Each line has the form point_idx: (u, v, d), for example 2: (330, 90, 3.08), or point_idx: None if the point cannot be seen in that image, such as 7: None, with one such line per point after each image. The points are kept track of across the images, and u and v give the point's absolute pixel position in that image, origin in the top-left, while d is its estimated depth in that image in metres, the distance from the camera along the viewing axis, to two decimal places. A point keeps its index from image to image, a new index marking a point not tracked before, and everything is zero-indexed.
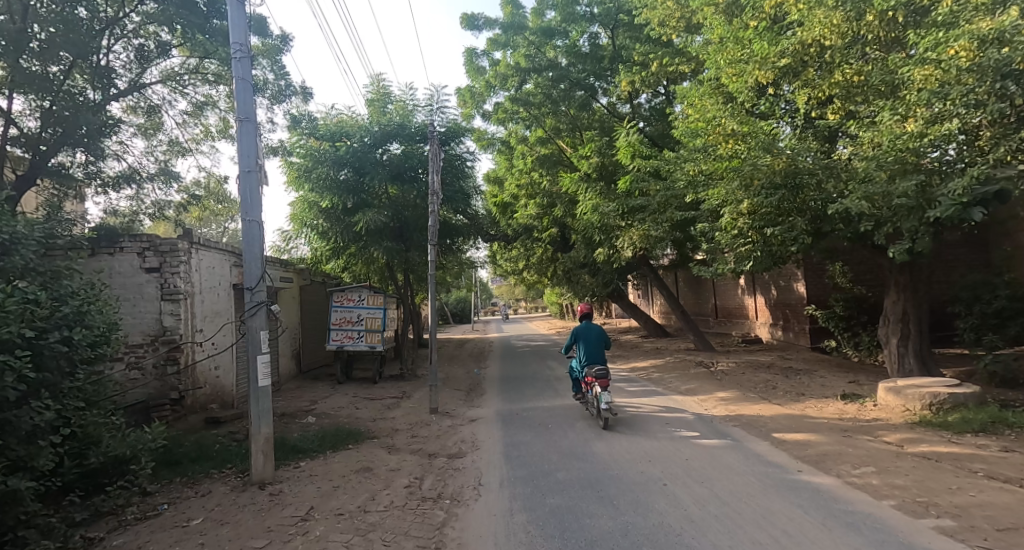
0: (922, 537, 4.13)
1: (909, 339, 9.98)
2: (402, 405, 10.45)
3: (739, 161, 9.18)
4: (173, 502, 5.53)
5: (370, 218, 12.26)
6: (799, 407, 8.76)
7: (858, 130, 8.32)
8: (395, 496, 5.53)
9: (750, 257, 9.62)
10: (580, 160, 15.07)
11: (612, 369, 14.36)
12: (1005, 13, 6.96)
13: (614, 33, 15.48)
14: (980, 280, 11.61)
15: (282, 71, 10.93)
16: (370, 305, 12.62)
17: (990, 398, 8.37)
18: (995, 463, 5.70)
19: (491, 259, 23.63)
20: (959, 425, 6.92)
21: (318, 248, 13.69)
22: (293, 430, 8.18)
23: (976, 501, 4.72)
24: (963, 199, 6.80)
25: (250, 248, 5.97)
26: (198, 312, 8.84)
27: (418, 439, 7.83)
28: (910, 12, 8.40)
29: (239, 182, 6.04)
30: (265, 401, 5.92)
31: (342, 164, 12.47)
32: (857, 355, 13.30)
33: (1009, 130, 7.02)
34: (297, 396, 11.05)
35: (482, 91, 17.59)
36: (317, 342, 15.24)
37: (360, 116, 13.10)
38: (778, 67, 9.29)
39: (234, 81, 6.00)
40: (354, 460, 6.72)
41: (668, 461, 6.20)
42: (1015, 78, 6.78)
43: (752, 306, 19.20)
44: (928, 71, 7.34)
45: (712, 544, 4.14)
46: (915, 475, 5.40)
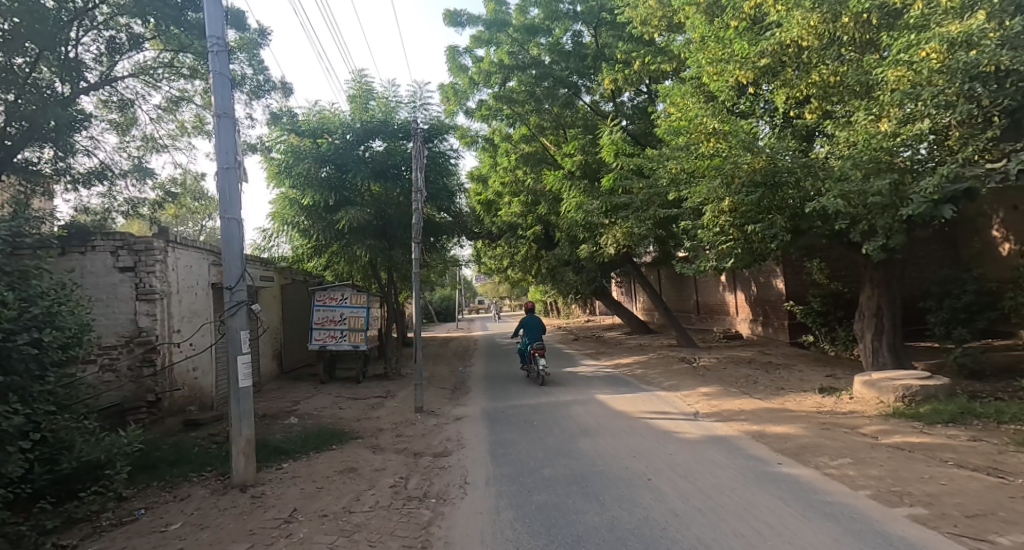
0: (896, 525, 4.23)
1: (883, 333, 10.18)
2: (386, 404, 10.44)
3: (719, 160, 9.25)
4: (151, 507, 5.47)
5: (353, 215, 12.21)
6: (778, 401, 8.89)
7: (833, 130, 8.43)
8: (380, 496, 5.54)
9: (731, 254, 9.71)
10: (564, 157, 15.13)
11: (596, 366, 14.44)
12: (972, 16, 7.14)
13: (597, 32, 15.55)
14: (950, 275, 11.89)
15: (261, 66, 10.82)
16: (353, 304, 12.54)
17: (960, 389, 8.58)
18: (965, 452, 5.86)
19: (475, 256, 23.63)
20: (930, 416, 7.09)
21: (299, 246, 13.63)
22: (276, 431, 8.14)
23: (947, 490, 4.84)
24: (934, 197, 6.94)
25: (229, 247, 5.91)
26: (175, 312, 8.74)
27: (402, 438, 7.83)
28: (884, 15, 8.57)
29: (217, 178, 5.97)
30: (246, 402, 5.87)
31: (324, 161, 12.39)
32: (834, 350, 13.52)
33: (977, 130, 7.28)
34: (279, 396, 10.99)
35: (465, 88, 17.57)
36: (300, 341, 15.15)
37: (342, 113, 12.99)
38: (758, 67, 9.42)
39: (211, 76, 5.93)
40: (338, 461, 6.71)
41: (651, 456, 6.26)
42: (982, 80, 7.06)
43: (734, 303, 19.40)
44: (901, 72, 7.47)
45: (695, 538, 4.20)
46: (890, 465, 5.52)
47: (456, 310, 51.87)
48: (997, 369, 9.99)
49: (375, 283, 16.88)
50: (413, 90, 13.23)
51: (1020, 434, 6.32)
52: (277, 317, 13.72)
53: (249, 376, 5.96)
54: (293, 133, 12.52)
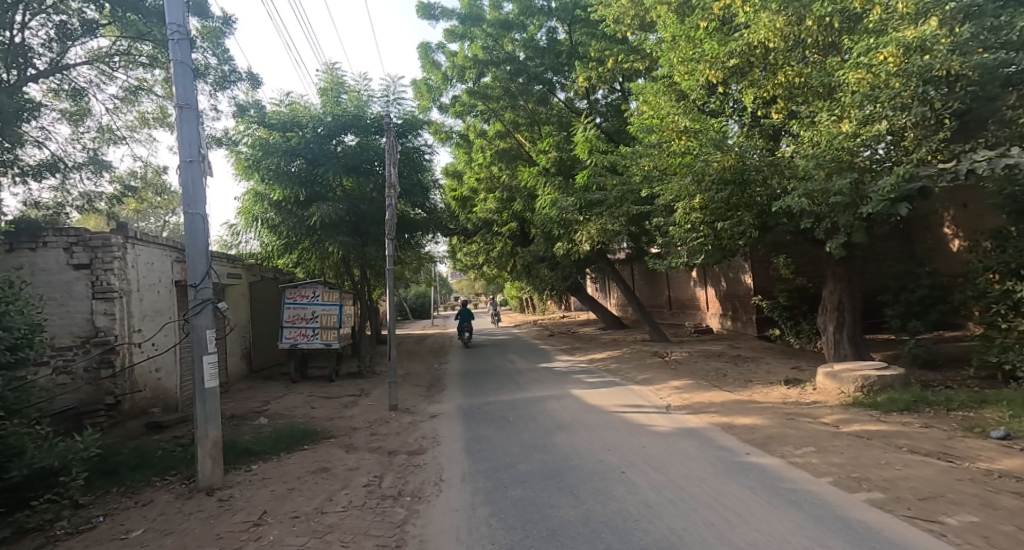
0: (854, 510, 4.38)
1: (844, 326, 10.45)
2: (361, 403, 10.39)
3: (691, 157, 9.35)
4: (110, 514, 5.37)
5: (325, 211, 12.12)
6: (746, 393, 9.09)
7: (800, 129, 8.62)
8: (353, 495, 5.52)
9: (701, 250, 9.86)
10: (538, 154, 15.17)
11: (570, 361, 14.59)
12: (926, 22, 7.43)
13: (571, 29, 15.71)
14: (905, 270, 12.27)
15: (226, 56, 10.62)
16: (325, 301, 12.41)
17: (915, 380, 8.87)
18: (918, 438, 6.09)
19: (450, 253, 23.62)
20: (886, 405, 7.35)
21: (269, 243, 13.50)
22: (245, 432, 8.06)
23: (902, 475, 5.03)
24: (891, 195, 7.12)
25: (193, 244, 5.81)
26: (136, 311, 8.57)
27: (377, 437, 7.80)
28: (846, 19, 8.81)
29: (180, 172, 5.85)
30: (213, 403, 5.78)
31: (294, 155, 12.25)
32: (799, 342, 13.92)
33: (930, 131, 7.59)
34: (248, 397, 10.85)
35: (439, 83, 17.55)
36: (269, 339, 14.97)
37: (313, 105, 12.80)
38: (727, 67, 9.56)
39: (172, 65, 5.78)
40: (310, 461, 6.67)
41: (626, 449, 6.35)
42: (934, 84, 7.38)
43: (704, 298, 19.75)
44: (860, 75, 7.66)
45: (667, 528, 4.29)
46: (850, 453, 5.72)
47: (432, 307, 51.75)
48: (949, 359, 10.38)
49: (347, 279, 16.78)
50: (386, 84, 13.14)
51: (969, 420, 6.61)
52: (246, 316, 13.53)
53: (216, 376, 5.86)
54: (261, 126, 12.34)
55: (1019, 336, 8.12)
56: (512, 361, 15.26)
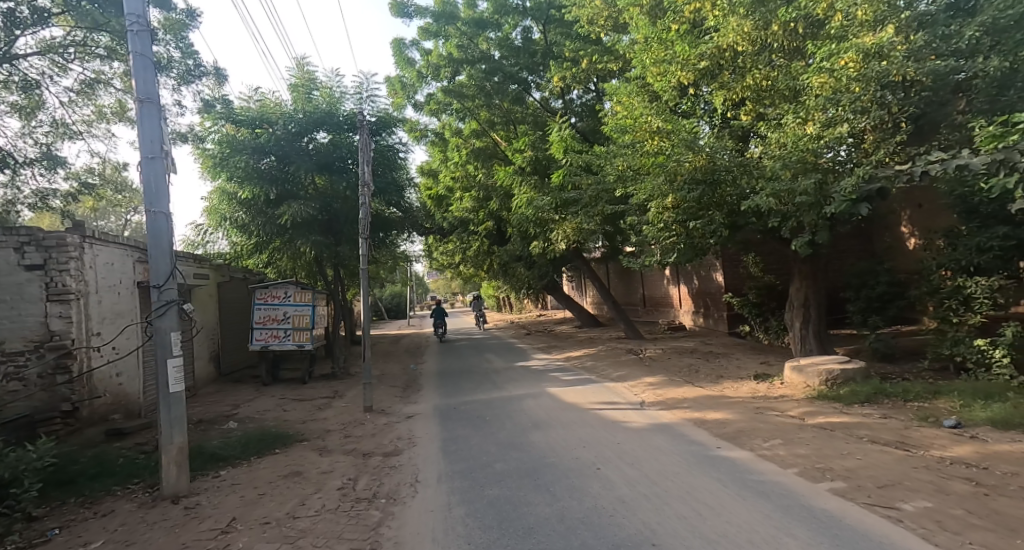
0: (817, 499, 4.52)
1: (810, 321, 10.71)
2: (334, 405, 10.31)
3: (664, 157, 9.42)
4: (66, 526, 5.21)
5: (296, 210, 11.98)
6: (718, 388, 9.26)
7: (767, 131, 8.81)
8: (326, 499, 5.49)
9: (673, 249, 10.00)
10: (514, 154, 15.22)
11: (546, 359, 14.68)
12: (883, 30, 7.73)
13: (545, 28, 15.87)
14: (866, 268, 12.64)
15: (190, 50, 10.44)
16: (297, 302, 12.28)
17: (874, 372, 9.16)
18: (878, 428, 6.30)
19: (426, 252, 23.48)
20: (848, 397, 7.57)
21: (239, 243, 13.33)
22: (213, 436, 7.92)
23: (864, 464, 5.20)
24: (852, 196, 7.32)
25: (157, 243, 5.69)
26: (94, 314, 8.37)
27: (351, 439, 7.76)
28: (809, 25, 9.10)
29: (141, 168, 5.72)
30: (178, 408, 5.68)
31: (264, 152, 12.11)
32: (767, 338, 14.23)
33: (888, 134, 7.90)
34: (216, 400, 10.67)
35: (413, 81, 17.47)
36: (238, 341, 14.72)
37: (284, 102, 12.65)
38: (698, 69, 9.69)
39: (131, 57, 5.65)
40: (282, 465, 6.60)
41: (601, 446, 6.43)
42: (891, 89, 7.74)
43: (677, 296, 20.05)
44: (823, 79, 7.92)
45: (642, 523, 4.36)
46: (815, 444, 5.88)
47: (408, 307, 51.47)
48: (907, 352, 10.75)
49: (320, 279, 16.64)
50: (359, 81, 13.05)
51: (924, 410, 6.85)
52: (214, 317, 13.28)
53: (181, 380, 5.77)
54: (229, 122, 12.15)
55: (970, 330, 8.45)
56: (488, 360, 15.29)
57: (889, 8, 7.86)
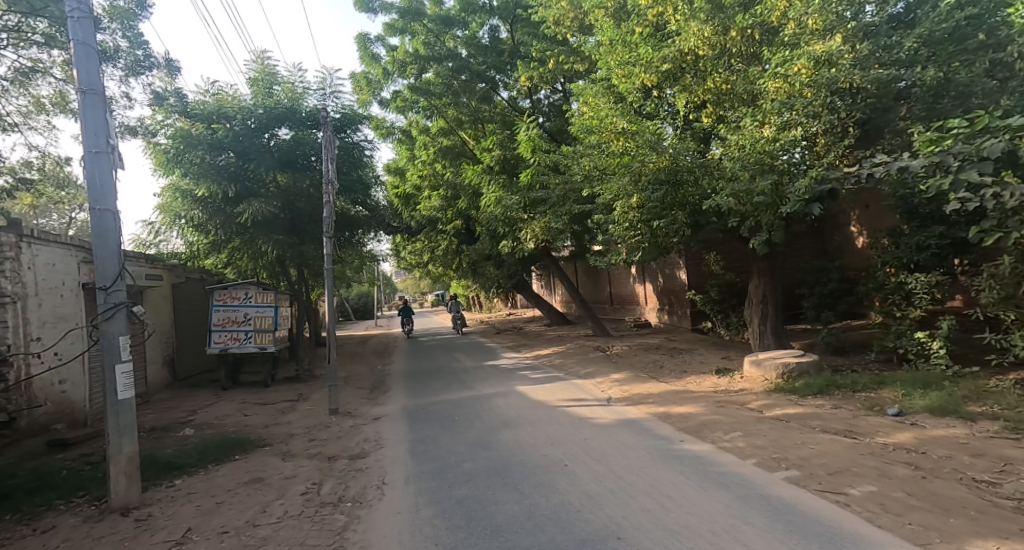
0: (773, 488, 4.67)
1: (768, 318, 11.00)
2: (298, 408, 10.18)
3: (628, 158, 9.55)
4: (4, 544, 4.97)
5: (256, 209, 11.78)
6: (681, 383, 9.45)
7: (726, 133, 9.03)
8: (289, 505, 5.43)
9: (638, 249, 10.17)
10: (482, 153, 15.26)
11: (514, 358, 14.76)
12: (832, 38, 8.08)
13: (512, 28, 16.00)
14: (819, 265, 13.05)
15: (140, 40, 10.15)
16: (259, 303, 12.10)
17: (826, 365, 9.49)
18: (830, 418, 6.56)
19: (393, 251, 23.25)
20: (803, 389, 7.84)
21: (196, 243, 13.09)
22: (167, 445, 7.74)
23: (817, 452, 5.40)
24: (806, 196, 7.60)
25: (103, 242, 5.54)
26: (33, 318, 8.07)
27: (316, 443, 7.69)
28: (765, 32, 9.39)
29: (85, 163, 5.54)
30: (127, 416, 5.51)
31: (221, 148, 11.84)
32: (728, 334, 14.55)
33: (837, 138, 8.21)
34: (171, 407, 10.41)
35: (378, 77, 17.30)
36: (195, 345, 14.37)
37: (242, 96, 12.37)
38: (660, 71, 9.86)
39: (72, 46, 5.44)
40: (242, 472, 6.49)
41: (568, 442, 6.52)
42: (840, 95, 8.05)
43: (642, 294, 20.35)
44: (778, 84, 8.25)
45: (608, 517, 4.45)
46: (771, 435, 6.08)
47: (375, 307, 50.93)
48: (856, 345, 11.20)
49: (282, 279, 16.38)
50: (321, 77, 12.90)
51: (870, 400, 7.15)
52: (169, 320, 12.95)
53: (131, 386, 5.61)
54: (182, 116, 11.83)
55: (911, 323, 8.74)
56: (457, 360, 15.28)
57: (837, 19, 8.24)
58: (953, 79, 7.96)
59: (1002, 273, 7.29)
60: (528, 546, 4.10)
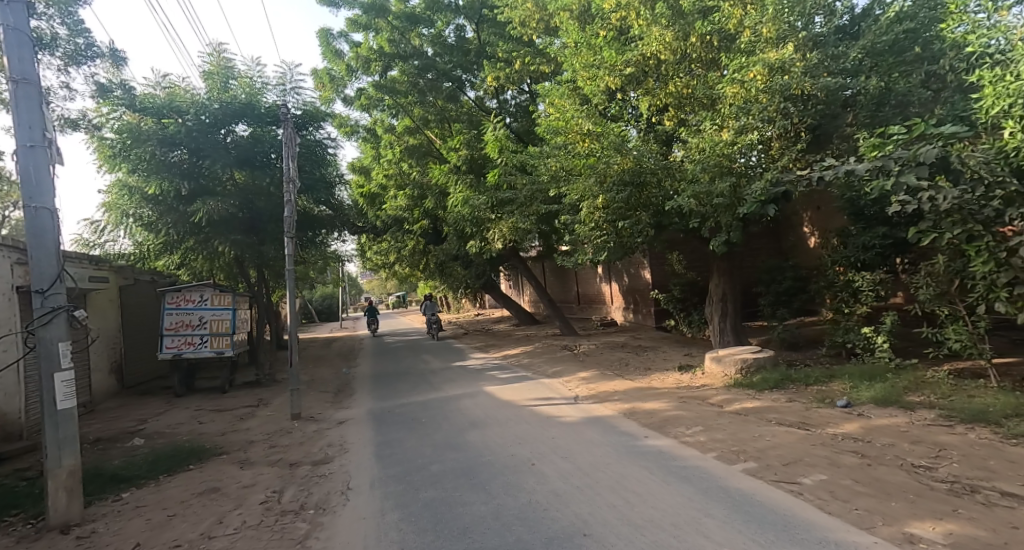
0: (731, 480, 4.81)
1: (727, 316, 11.28)
2: (258, 414, 10.00)
3: (594, 159, 9.67)
4: None
5: (211, 209, 11.47)
6: (646, 380, 9.61)
7: (687, 136, 9.23)
8: (247, 515, 5.32)
9: (603, 249, 10.24)
10: (449, 152, 15.23)
11: (482, 358, 14.77)
12: (785, 47, 8.37)
13: (478, 28, 16.03)
14: (774, 264, 13.49)
15: (80, 29, 9.83)
16: (215, 305, 11.80)
17: (782, 360, 9.80)
18: (785, 411, 6.77)
19: (359, 251, 22.95)
20: (759, 384, 8.07)
21: (146, 242, 12.72)
22: (115, 456, 7.51)
23: (773, 444, 5.58)
24: (762, 199, 7.85)
25: (39, 241, 5.30)
26: None
27: (277, 449, 7.57)
28: (724, 39, 9.63)
29: (18, 157, 5.29)
30: (67, 427, 5.28)
31: (173, 144, 11.50)
32: (690, 332, 14.85)
33: (791, 143, 8.53)
34: (119, 416, 10.11)
35: (342, 74, 17.09)
36: (145, 350, 13.97)
37: (196, 90, 12.08)
38: (624, 75, 10.03)
39: (5, 32, 5.22)
40: (197, 482, 6.34)
41: (536, 441, 6.57)
42: (793, 101, 8.30)
43: (609, 293, 20.59)
44: (736, 89, 8.47)
45: (575, 514, 4.50)
46: (731, 429, 6.25)
47: (339, 308, 50.36)
48: (808, 340, 11.62)
49: (241, 280, 16.05)
50: (282, 73, 12.65)
51: (822, 392, 7.42)
52: (116, 324, 12.57)
53: (71, 395, 5.38)
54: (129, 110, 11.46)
55: (858, 319, 9.09)
56: (424, 361, 15.21)
57: (789, 28, 8.54)
58: (892, 89, 8.39)
59: (937, 272, 7.62)
60: (495, 547, 4.12)
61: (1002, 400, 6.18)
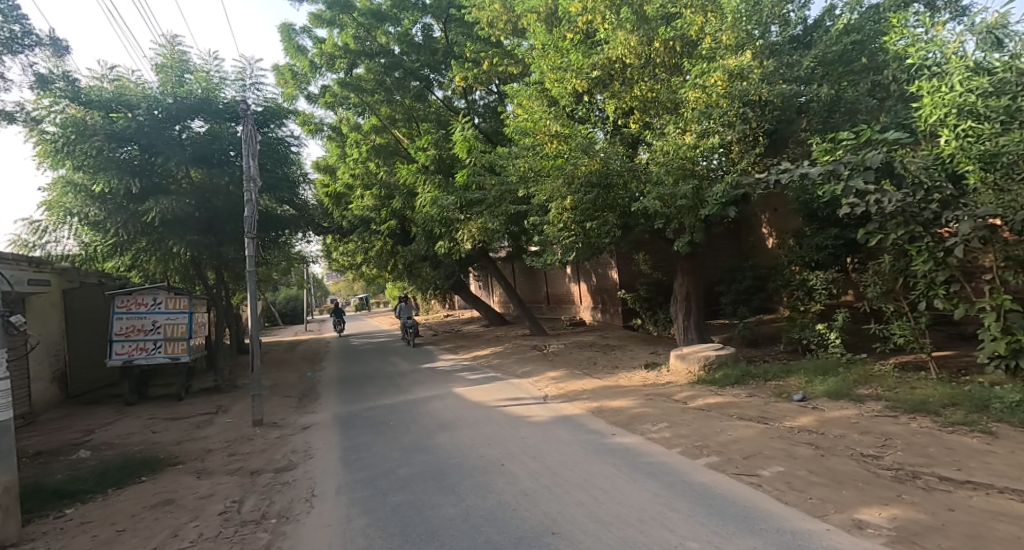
0: (696, 474, 4.92)
1: (691, 314, 11.51)
2: (216, 421, 9.78)
3: (563, 161, 9.76)
4: None
5: (164, 208, 11.25)
6: (614, 378, 9.75)
7: (652, 139, 9.38)
8: (204, 526, 5.21)
9: (572, 248, 10.35)
10: (417, 152, 15.14)
11: (451, 359, 14.73)
12: (742, 54, 8.61)
13: (446, 27, 15.93)
14: (734, 264, 13.85)
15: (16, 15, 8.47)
16: (170, 309, 11.55)
17: (742, 356, 10.06)
18: (745, 406, 6.95)
19: (324, 253, 22.61)
20: (721, 380, 8.25)
21: (94, 244, 12.35)
22: (59, 470, 7.26)
23: (734, 438, 5.72)
24: (723, 201, 8.13)
25: None
26: None
27: (237, 457, 7.43)
28: (687, 45, 9.86)
29: None
30: (4, 441, 5.07)
31: (122, 140, 11.16)
32: (655, 330, 15.12)
33: (750, 147, 8.66)
34: (64, 428, 9.76)
35: (305, 70, 16.86)
36: (92, 356, 13.50)
37: (148, 83, 11.72)
38: (591, 78, 10.14)
39: None
40: (150, 494, 6.17)
41: (506, 442, 6.61)
42: (752, 106, 8.48)
43: (578, 293, 20.73)
44: (698, 94, 8.57)
45: (543, 513, 4.55)
46: (694, 424, 6.39)
47: (304, 310, 49.56)
48: (766, 337, 11.96)
49: (198, 282, 15.64)
50: (240, 68, 12.36)
51: (779, 387, 7.65)
52: (59, 329, 12.14)
53: (8, 408, 5.17)
54: (73, 103, 11.05)
55: (813, 316, 9.36)
56: (393, 363, 15.09)
57: (747, 37, 8.82)
58: (843, 97, 8.84)
59: (883, 271, 7.90)
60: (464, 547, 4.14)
61: (940, 390, 6.47)
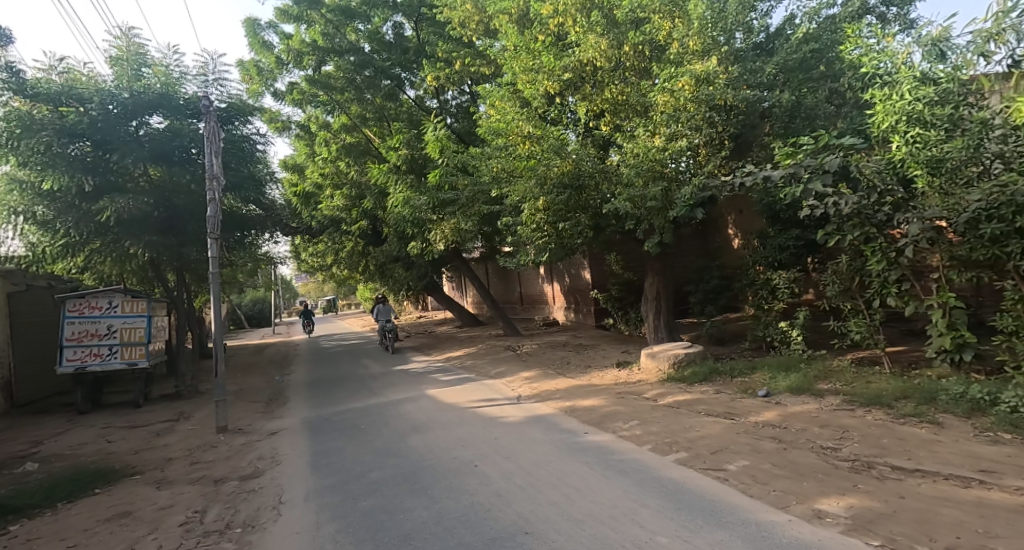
0: (665, 471, 5.00)
1: (660, 314, 11.67)
2: (177, 429, 9.57)
3: (535, 161, 9.79)
4: None
5: (120, 208, 10.85)
6: (586, 377, 9.84)
7: (623, 141, 9.49)
8: (163, 539, 5.09)
9: (545, 249, 10.41)
10: (389, 151, 15.02)
11: (425, 360, 14.65)
12: (709, 59, 8.75)
13: (416, 26, 15.91)
14: (703, 264, 14.10)
15: None
16: (126, 313, 11.25)
17: (710, 354, 10.26)
18: (711, 403, 7.07)
19: (293, 254, 22.30)
20: (689, 378, 8.39)
21: (44, 244, 12.03)
22: (5, 485, 7.01)
23: (703, 434, 5.83)
24: (690, 203, 8.31)
25: None
26: None
27: (200, 466, 7.29)
28: (655, 49, 10.04)
29: None
30: None
31: (74, 136, 10.80)
32: (626, 328, 15.31)
33: (716, 150, 8.83)
34: (13, 439, 9.44)
35: (271, 66, 16.58)
36: (42, 363, 13.07)
37: (103, 77, 11.39)
38: (562, 80, 10.19)
39: None
40: (104, 507, 6.01)
41: (479, 442, 6.62)
42: (718, 111, 8.73)
43: (551, 293, 20.79)
44: (666, 98, 8.64)
45: (516, 514, 4.57)
46: (663, 422, 6.48)
47: (273, 312, 48.78)
48: (732, 336, 12.23)
49: (157, 284, 15.23)
50: (203, 63, 12.16)
51: (744, 384, 7.82)
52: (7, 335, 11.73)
53: None
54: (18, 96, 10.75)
55: (776, 315, 9.52)
56: (365, 365, 14.95)
57: (712, 43, 9.08)
58: (803, 104, 9.31)
59: (841, 270, 8.15)
60: None
61: (892, 384, 6.67)
